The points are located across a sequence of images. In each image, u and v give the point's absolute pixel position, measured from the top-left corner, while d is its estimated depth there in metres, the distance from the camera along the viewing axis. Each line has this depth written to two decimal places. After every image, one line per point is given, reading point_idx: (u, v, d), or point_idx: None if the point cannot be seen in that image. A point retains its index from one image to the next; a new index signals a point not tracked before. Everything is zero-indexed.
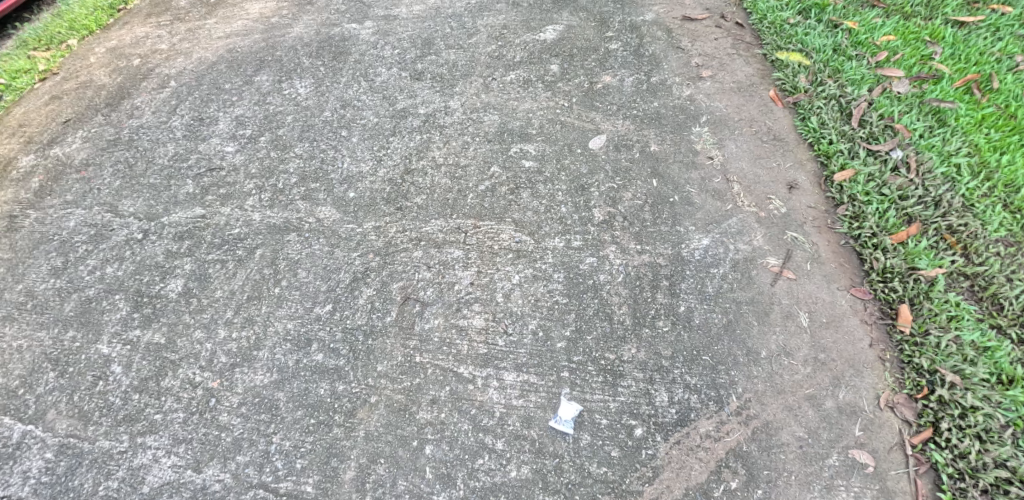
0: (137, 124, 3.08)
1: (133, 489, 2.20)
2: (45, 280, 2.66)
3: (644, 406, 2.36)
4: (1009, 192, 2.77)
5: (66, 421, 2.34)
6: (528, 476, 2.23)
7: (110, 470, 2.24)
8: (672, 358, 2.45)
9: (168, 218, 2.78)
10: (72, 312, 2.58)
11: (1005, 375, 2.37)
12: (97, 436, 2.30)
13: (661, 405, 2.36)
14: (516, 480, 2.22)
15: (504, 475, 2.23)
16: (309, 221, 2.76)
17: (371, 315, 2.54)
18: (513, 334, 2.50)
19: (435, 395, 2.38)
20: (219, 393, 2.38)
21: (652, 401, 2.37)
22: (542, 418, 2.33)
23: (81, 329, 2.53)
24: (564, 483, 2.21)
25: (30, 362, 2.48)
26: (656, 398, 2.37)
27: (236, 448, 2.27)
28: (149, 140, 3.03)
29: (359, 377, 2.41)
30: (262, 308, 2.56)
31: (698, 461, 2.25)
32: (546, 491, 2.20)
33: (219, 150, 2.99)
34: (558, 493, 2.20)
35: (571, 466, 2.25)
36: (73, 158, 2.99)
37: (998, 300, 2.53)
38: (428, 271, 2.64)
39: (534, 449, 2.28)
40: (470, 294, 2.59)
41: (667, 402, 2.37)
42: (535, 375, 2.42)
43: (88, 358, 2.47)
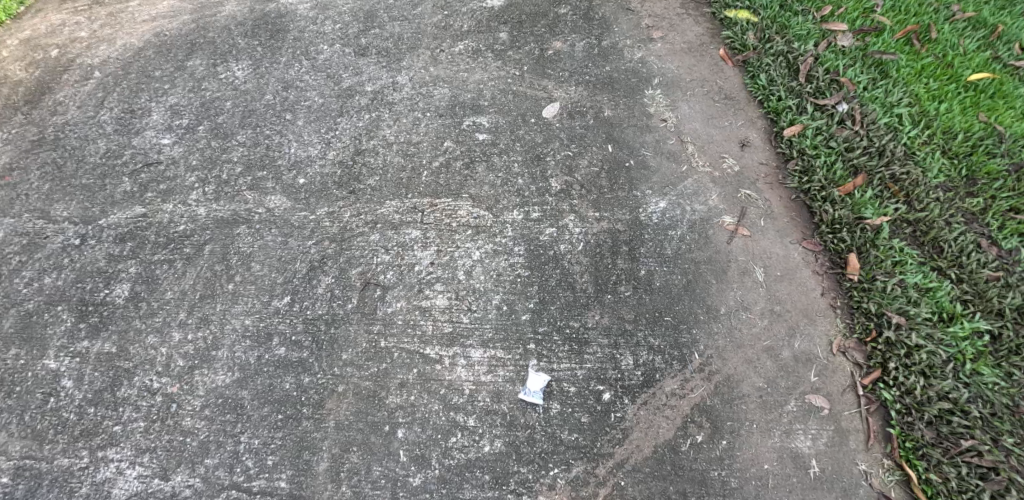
0: (62, 121, 2.86)
1: None
2: None
3: (610, 370, 2.40)
4: (947, 139, 2.86)
5: (20, 443, 2.33)
6: (501, 450, 2.28)
7: (74, 487, 2.26)
8: (634, 321, 2.49)
9: (106, 219, 2.64)
10: (14, 328, 2.51)
11: (945, 313, 2.49)
12: (55, 455, 2.31)
13: (627, 368, 2.41)
14: (490, 454, 2.28)
15: (477, 451, 2.28)
16: (259, 212, 2.62)
17: (332, 303, 2.47)
18: (477, 310, 2.49)
19: (403, 378, 2.38)
20: (179, 398, 2.40)
21: (618, 366, 2.41)
22: (512, 391, 2.37)
23: (24, 346, 2.49)
24: (535, 454, 2.27)
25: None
26: (622, 362, 2.42)
27: (203, 451, 2.31)
28: (77, 137, 2.82)
29: (325, 367, 2.39)
30: (217, 306, 2.49)
31: (665, 419, 2.33)
32: (520, 461, 2.27)
33: (155, 143, 2.79)
34: (532, 463, 2.26)
35: (543, 435, 2.31)
36: None
37: (938, 244, 2.63)
38: (387, 254, 2.55)
39: (506, 422, 2.32)
40: (431, 274, 2.53)
41: (632, 365, 2.42)
42: (502, 350, 2.43)
43: (36, 375, 2.45)
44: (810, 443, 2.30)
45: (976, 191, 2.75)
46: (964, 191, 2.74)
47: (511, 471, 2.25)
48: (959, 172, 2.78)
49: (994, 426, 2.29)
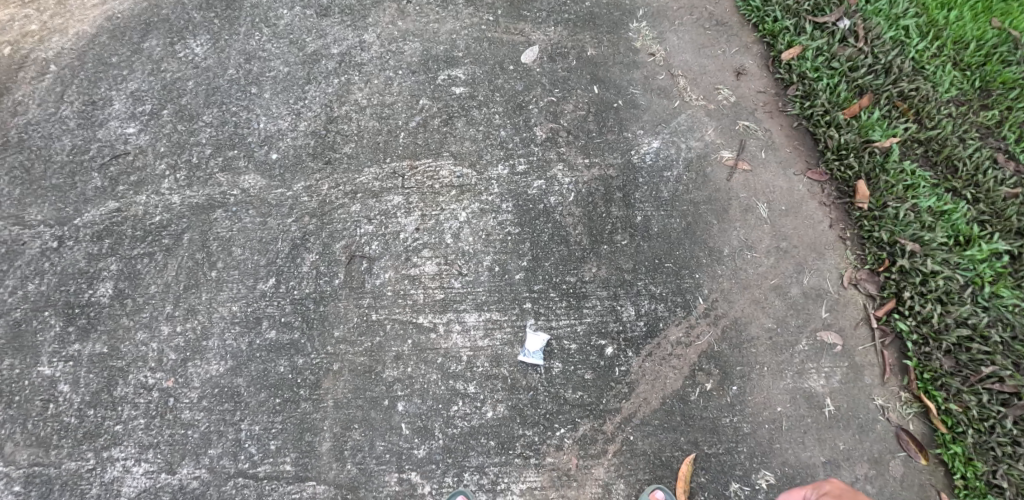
0: (23, 122, 2.66)
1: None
2: None
3: (611, 324, 2.33)
4: (959, 50, 2.65)
5: (26, 451, 2.35)
6: (505, 414, 2.27)
7: (84, 489, 2.32)
8: (634, 270, 2.39)
9: (82, 219, 2.56)
10: (5, 338, 2.49)
11: (961, 236, 2.36)
12: (62, 459, 2.35)
13: (629, 320, 2.34)
14: (494, 419, 2.27)
15: (481, 417, 2.27)
16: (234, 194, 2.49)
17: (319, 281, 2.37)
18: (468, 274, 2.37)
19: (398, 350, 2.31)
20: (176, 392, 2.38)
21: (619, 318, 2.34)
22: (511, 354, 2.32)
23: (17, 355, 2.46)
24: (541, 416, 2.27)
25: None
26: (623, 313, 2.35)
27: (205, 442, 2.32)
28: (39, 136, 2.65)
29: (318, 347, 2.33)
30: (202, 295, 2.42)
31: (672, 369, 2.29)
32: (524, 424, 2.26)
33: (120, 134, 2.64)
34: (537, 425, 2.26)
35: (547, 396, 2.28)
36: None
37: (953, 163, 2.47)
38: (370, 224, 2.42)
39: (509, 385, 2.29)
40: (417, 240, 2.40)
41: (634, 315, 2.35)
42: (498, 312, 2.35)
43: (32, 382, 2.44)
44: (824, 382, 2.27)
45: (991, 103, 2.57)
46: (977, 104, 2.56)
47: (518, 435, 2.25)
48: (972, 84, 2.58)
49: (1015, 350, 2.21)
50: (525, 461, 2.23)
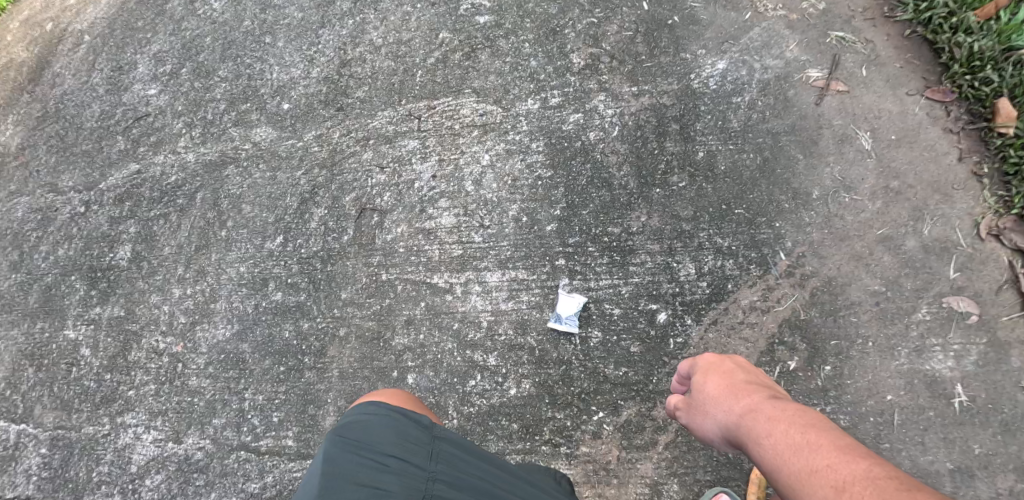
0: (59, 92, 2.57)
1: (124, 470, 2.19)
2: (6, 277, 2.49)
3: (665, 285, 1.92)
4: None
5: (52, 414, 2.31)
6: (530, 392, 1.90)
7: (99, 455, 2.23)
8: (694, 220, 1.95)
9: (106, 183, 2.44)
10: (37, 303, 2.44)
11: None
12: (81, 423, 2.28)
13: (687, 280, 1.91)
14: (517, 398, 1.90)
15: (502, 395, 1.91)
16: (245, 148, 2.28)
17: (327, 238, 2.11)
18: (490, 227, 2.02)
19: (409, 314, 2.00)
20: (185, 357, 2.22)
21: (674, 278, 1.92)
22: (540, 320, 1.94)
23: (47, 319, 2.41)
24: (576, 396, 1.89)
25: (12, 361, 2.40)
26: (679, 272, 1.92)
27: (211, 411, 2.15)
28: (73, 105, 2.55)
29: (324, 310, 2.07)
30: (211, 256, 2.23)
31: (743, 342, 1.85)
32: (554, 406, 1.89)
33: (143, 97, 2.46)
34: (569, 407, 1.88)
35: (583, 372, 1.90)
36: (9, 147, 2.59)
37: None
38: (382, 173, 2.13)
39: (535, 358, 1.92)
40: (432, 189, 2.08)
41: (694, 275, 1.91)
42: (525, 271, 1.98)
43: (59, 346, 2.37)
44: (953, 365, 1.73)
45: None
46: None
47: (546, 418, 1.89)
48: None
49: None
50: (553, 449, 1.87)
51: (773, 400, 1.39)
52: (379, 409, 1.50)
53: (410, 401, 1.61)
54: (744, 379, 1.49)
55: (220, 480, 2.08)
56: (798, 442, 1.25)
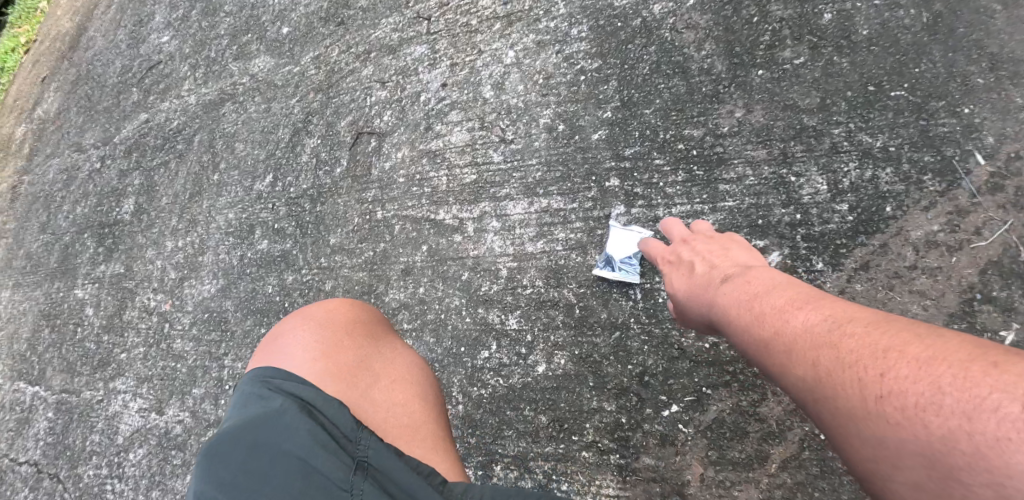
0: (92, 54, 2.47)
1: (111, 440, 1.90)
2: (36, 238, 2.34)
3: (778, 211, 1.22)
4: None
5: (59, 376, 2.09)
6: (567, 372, 1.27)
7: (92, 422, 1.97)
8: (823, 112, 1.24)
9: (121, 136, 2.23)
10: (58, 263, 2.23)
11: None
12: (80, 388, 2.03)
13: (815, 203, 1.21)
14: (547, 380, 1.28)
15: (526, 375, 1.30)
16: (243, 82, 1.93)
17: (319, 174, 1.68)
18: (515, 142, 1.45)
19: (408, 262, 1.48)
20: (172, 316, 1.87)
21: (792, 200, 1.22)
22: (582, 268, 1.32)
23: (63, 278, 2.20)
24: (635, 379, 1.22)
25: (33, 322, 2.23)
26: (801, 191, 1.22)
27: (191, 379, 1.76)
28: (101, 64, 2.42)
29: (310, 260, 1.62)
30: (204, 204, 1.88)
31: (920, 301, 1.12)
32: (603, 395, 1.24)
33: (157, 45, 2.24)
34: (626, 397, 1.22)
35: (645, 345, 1.23)
36: (50, 113, 2.51)
37: None
38: (383, 90, 1.65)
39: (578, 320, 1.29)
40: (442, 101, 1.56)
41: (827, 194, 1.21)
42: (562, 199, 1.37)
43: (69, 305, 2.15)
44: None
45: None
46: None
47: (589, 410, 1.24)
48: None
49: None
50: (601, 458, 1.22)
51: (752, 274, 0.94)
52: (266, 402, 0.96)
53: (341, 334, 1.08)
54: (704, 249, 1.06)
55: None
56: (766, 321, 0.83)
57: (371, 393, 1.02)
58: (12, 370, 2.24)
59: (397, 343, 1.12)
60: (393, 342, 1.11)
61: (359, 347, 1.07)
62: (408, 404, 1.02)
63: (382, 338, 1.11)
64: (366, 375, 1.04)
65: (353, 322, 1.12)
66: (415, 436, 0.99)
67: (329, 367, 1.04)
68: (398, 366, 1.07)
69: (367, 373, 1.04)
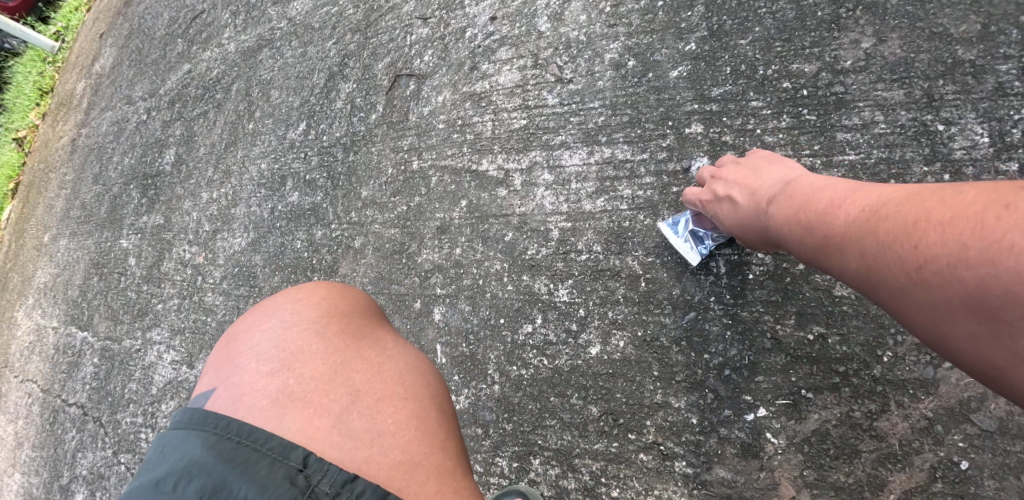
0: (144, 9, 2.41)
1: (146, 390, 1.84)
2: (90, 186, 2.33)
3: (917, 169, 0.94)
4: None
5: (105, 323, 2.08)
6: (626, 356, 1.04)
7: (130, 371, 1.92)
8: (989, 41, 0.94)
9: (165, 88, 2.14)
10: (106, 212, 2.23)
11: None
12: (123, 335, 1.99)
13: (972, 161, 0.92)
14: (601, 364, 1.06)
15: (574, 357, 1.08)
16: (281, 27, 1.75)
17: (353, 119, 1.49)
18: (576, 82, 1.21)
19: (443, 219, 1.27)
20: (205, 269, 1.76)
21: (938, 156, 0.93)
22: (650, 233, 1.07)
23: (111, 228, 2.18)
24: (713, 372, 0.99)
25: (85, 270, 2.22)
26: (952, 145, 0.93)
27: (220, 335, 1.64)
28: (152, 16, 2.34)
29: (339, 214, 1.44)
30: (238, 153, 1.74)
31: None
32: (671, 387, 1.01)
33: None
34: (700, 391, 0.99)
35: (728, 330, 0.99)
36: (106, 67, 2.50)
37: None
38: (425, 26, 1.43)
39: (644, 295, 1.05)
40: (492, 36, 1.33)
41: (990, 149, 0.91)
42: (629, 148, 1.13)
43: (116, 254, 2.12)
44: None
45: None
46: None
47: (652, 405, 1.01)
48: None
49: None
50: (663, 466, 0.99)
51: (793, 183, 0.82)
52: (175, 462, 0.75)
53: (313, 344, 0.88)
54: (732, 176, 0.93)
55: None
56: (813, 229, 0.73)
57: (346, 417, 0.80)
58: (66, 313, 2.24)
59: (391, 343, 0.90)
60: (382, 342, 0.90)
61: (337, 355, 0.87)
62: (398, 430, 0.79)
63: (363, 341, 0.89)
64: (341, 394, 0.82)
65: (339, 320, 0.92)
66: (413, 471, 0.76)
67: (289, 388, 0.83)
68: (387, 380, 0.85)
69: (341, 395, 0.82)
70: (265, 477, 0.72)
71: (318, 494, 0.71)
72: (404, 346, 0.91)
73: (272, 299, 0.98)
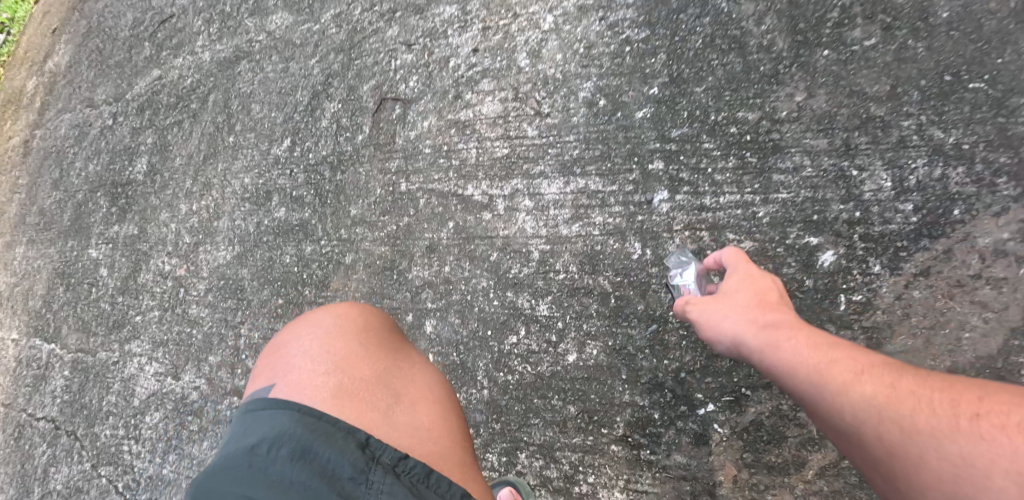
0: (101, 6, 2.36)
1: (128, 402, 1.93)
2: (49, 195, 2.35)
3: (835, 208, 1.14)
4: None
5: (75, 336, 2.14)
6: (600, 362, 1.23)
7: (109, 384, 1.99)
8: (894, 101, 1.15)
9: (132, 92, 2.13)
10: (71, 220, 2.23)
11: None
12: (97, 348, 2.06)
13: (876, 202, 1.13)
14: (578, 370, 1.24)
15: (555, 364, 1.26)
16: (260, 41, 1.80)
17: (339, 139, 1.59)
18: (552, 117, 1.36)
19: (432, 239, 1.41)
20: (187, 282, 1.82)
21: (852, 197, 1.14)
22: (619, 256, 1.25)
23: (76, 237, 2.20)
24: (671, 374, 1.19)
25: (48, 279, 2.29)
26: (863, 188, 1.14)
27: (208, 346, 1.73)
28: (111, 13, 2.30)
29: (329, 232, 1.56)
30: (219, 166, 1.80)
31: (976, 311, 1.07)
32: (637, 387, 1.20)
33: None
34: (661, 391, 1.19)
35: (683, 338, 1.19)
36: (61, 66, 2.46)
37: None
38: (409, 53, 1.54)
39: (614, 309, 1.24)
40: (474, 67, 1.46)
41: (890, 193, 1.13)
42: (600, 180, 1.30)
43: (84, 265, 2.15)
44: None
45: None
46: None
47: (621, 403, 1.21)
48: None
49: None
50: (630, 454, 1.19)
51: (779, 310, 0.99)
52: (265, 433, 0.94)
53: (358, 348, 1.07)
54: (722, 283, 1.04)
55: (213, 430, 1.69)
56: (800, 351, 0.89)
57: (390, 413, 1.00)
58: (30, 326, 2.32)
59: (418, 357, 1.11)
60: (412, 356, 1.10)
61: (379, 361, 1.06)
62: (433, 429, 1.00)
63: (398, 351, 1.09)
64: (384, 396, 1.02)
65: (366, 338, 1.08)
66: (444, 465, 0.96)
67: (343, 385, 1.02)
68: (419, 386, 1.05)
69: (384, 394, 1.02)
70: (336, 451, 0.91)
71: (382, 462, 0.91)
72: (428, 361, 1.11)
73: (312, 313, 1.16)
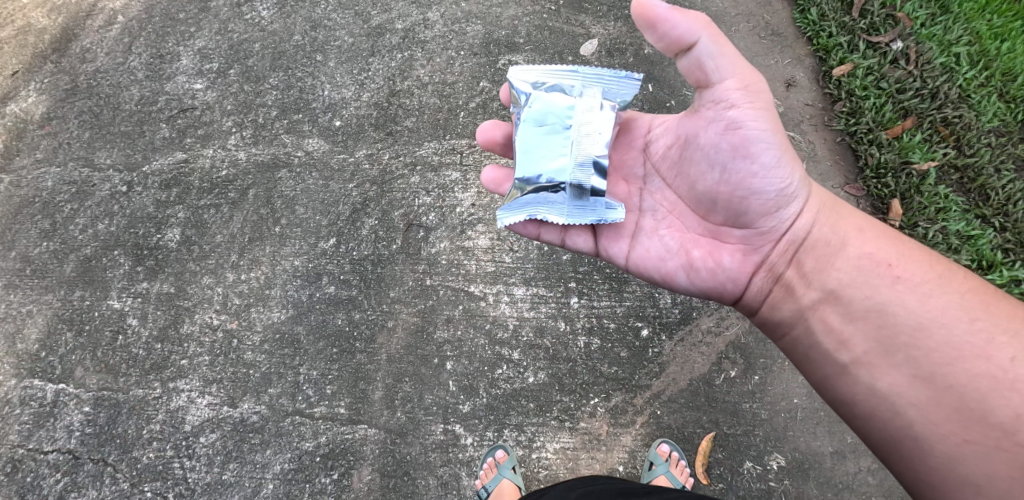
0: (93, 69, 2.90)
1: (176, 429, 2.49)
2: (37, 244, 2.71)
3: (649, 308, 2.49)
4: (1006, 82, 2.60)
5: (96, 376, 2.56)
6: (545, 380, 2.43)
7: (150, 414, 2.51)
8: None
9: (149, 166, 2.77)
10: (75, 272, 2.67)
11: (984, 261, 2.41)
12: (129, 386, 2.54)
13: (665, 306, 2.49)
14: (534, 384, 2.43)
15: (523, 382, 2.44)
16: (298, 155, 2.72)
17: (378, 244, 2.60)
18: (519, 250, 2.57)
19: (450, 314, 2.52)
20: (240, 334, 2.56)
21: (656, 303, 2.50)
22: (554, 328, 2.48)
23: (87, 288, 2.65)
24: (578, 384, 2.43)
25: (46, 323, 2.64)
26: (660, 300, 2.50)
27: (266, 381, 2.50)
28: (109, 84, 2.89)
29: (373, 304, 2.54)
30: (266, 248, 2.63)
31: (701, 354, 2.45)
32: (563, 391, 2.42)
33: (188, 89, 2.87)
34: (574, 393, 2.42)
35: (584, 368, 2.44)
36: (34, 113, 2.86)
37: (985, 191, 2.50)
38: (428, 196, 2.64)
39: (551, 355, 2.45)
40: (472, 215, 2.62)
41: (670, 302, 2.50)
42: (544, 287, 2.52)
43: (102, 314, 2.63)
44: None
45: None
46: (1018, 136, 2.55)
47: (555, 400, 2.42)
48: (1016, 116, 2.56)
49: None
50: (560, 423, 2.40)
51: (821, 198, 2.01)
52: None
53: None
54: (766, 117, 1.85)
55: (275, 440, 2.45)
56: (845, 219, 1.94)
57: None
58: (17, 367, 2.59)
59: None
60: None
61: None
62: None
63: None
64: None
65: None
66: None
67: None
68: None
69: None
70: None
71: None
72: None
73: None
